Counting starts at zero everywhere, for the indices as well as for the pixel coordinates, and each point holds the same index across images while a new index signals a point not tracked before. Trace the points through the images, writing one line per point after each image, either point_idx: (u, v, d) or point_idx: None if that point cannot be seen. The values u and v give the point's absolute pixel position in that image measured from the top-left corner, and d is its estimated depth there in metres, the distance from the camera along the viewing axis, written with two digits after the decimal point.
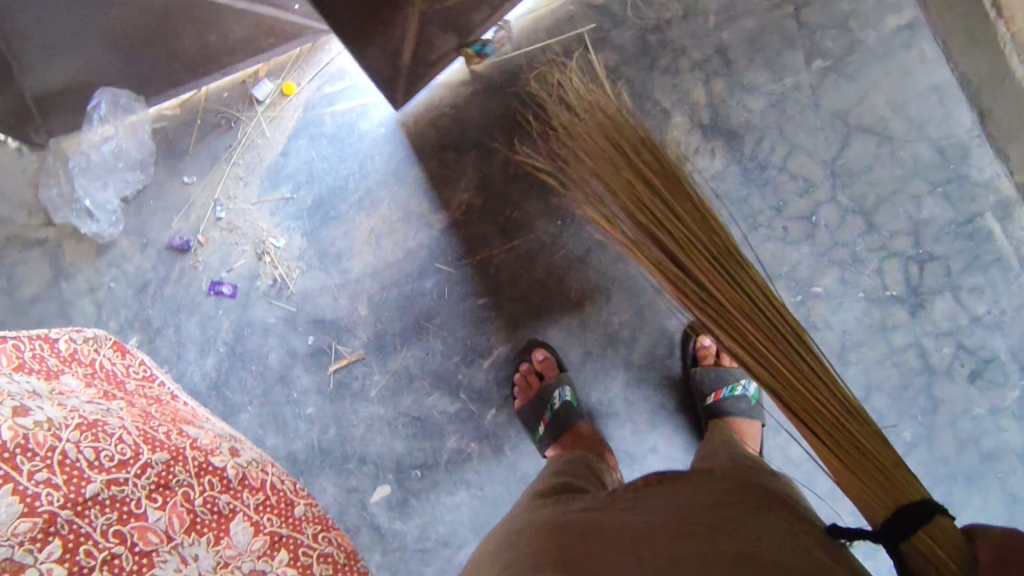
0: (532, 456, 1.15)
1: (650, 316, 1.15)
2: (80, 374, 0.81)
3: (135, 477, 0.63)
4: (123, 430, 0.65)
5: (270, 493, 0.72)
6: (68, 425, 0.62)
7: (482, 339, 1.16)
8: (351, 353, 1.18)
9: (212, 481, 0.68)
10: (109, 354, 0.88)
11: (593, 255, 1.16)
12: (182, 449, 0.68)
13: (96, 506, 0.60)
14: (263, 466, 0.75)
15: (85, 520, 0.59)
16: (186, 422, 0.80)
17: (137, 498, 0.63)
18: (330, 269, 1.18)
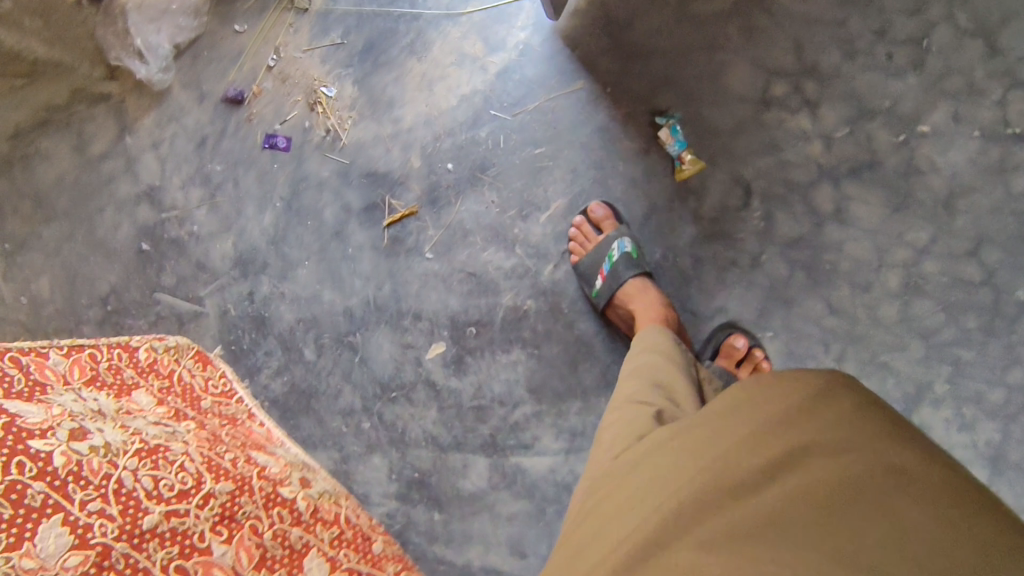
0: (591, 312, 1.11)
1: (725, 161, 1.06)
2: (156, 389, 0.93)
3: (197, 507, 0.69)
4: (186, 457, 0.73)
5: (344, 528, 0.87)
6: (125, 452, 0.68)
7: (540, 191, 1.11)
8: (406, 206, 1.14)
9: (281, 514, 0.77)
10: (189, 364, 1.11)
11: (661, 96, 1.07)
12: (247, 480, 0.76)
13: (154, 539, 0.65)
14: (335, 498, 0.93)
15: (141, 554, 0.64)
16: (259, 447, 0.95)
17: (200, 531, 0.68)
18: (383, 117, 1.15)
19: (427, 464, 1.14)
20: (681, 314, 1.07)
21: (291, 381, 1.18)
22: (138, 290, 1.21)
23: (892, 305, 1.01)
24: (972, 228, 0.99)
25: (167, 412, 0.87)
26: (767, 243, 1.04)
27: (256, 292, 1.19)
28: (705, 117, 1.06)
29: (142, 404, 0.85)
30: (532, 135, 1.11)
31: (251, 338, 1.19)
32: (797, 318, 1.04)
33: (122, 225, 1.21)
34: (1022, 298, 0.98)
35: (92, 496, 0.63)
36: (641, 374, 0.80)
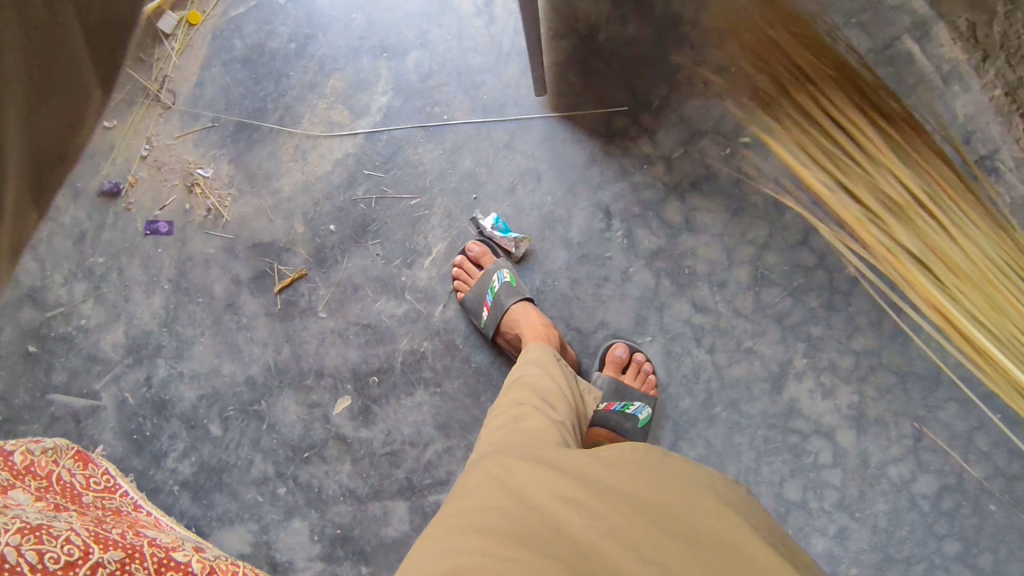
0: (485, 344, 1.17)
1: (583, 191, 1.17)
2: (31, 490, 0.95)
3: None
4: (70, 532, 0.78)
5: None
6: (10, 531, 0.74)
7: (421, 239, 1.18)
8: (295, 271, 1.19)
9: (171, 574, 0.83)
10: (68, 465, 1.07)
11: (519, 139, 1.18)
12: (135, 547, 0.82)
13: None
14: (232, 561, 0.92)
15: None
16: (143, 526, 0.97)
17: None
18: (262, 190, 1.20)
19: (348, 518, 1.16)
20: (567, 332, 1.16)
21: (199, 459, 1.18)
22: (27, 393, 1.20)
23: (746, 297, 1.13)
24: (800, 220, 1.13)
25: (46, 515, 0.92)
26: (632, 257, 1.15)
27: (153, 376, 1.19)
28: (559, 153, 1.18)
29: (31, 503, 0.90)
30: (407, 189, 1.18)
31: (152, 423, 1.19)
32: (669, 320, 1.14)
33: (5, 329, 1.20)
34: (851, 274, 1.11)
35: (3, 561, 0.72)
36: (525, 381, 0.87)
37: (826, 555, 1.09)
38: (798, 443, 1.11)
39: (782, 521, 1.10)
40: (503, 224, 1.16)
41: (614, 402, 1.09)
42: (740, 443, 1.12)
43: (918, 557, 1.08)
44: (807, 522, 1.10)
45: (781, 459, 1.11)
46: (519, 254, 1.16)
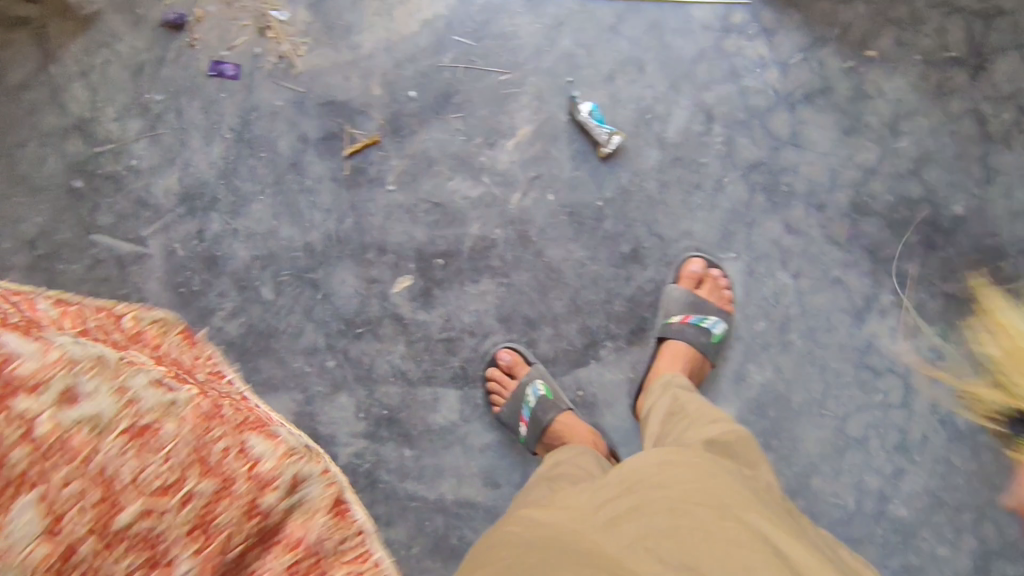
0: (561, 240, 1.10)
1: (687, 88, 1.08)
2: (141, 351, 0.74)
3: (176, 503, 0.49)
4: (176, 428, 0.52)
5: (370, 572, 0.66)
6: (121, 425, 0.49)
7: (506, 119, 1.10)
8: (367, 136, 1.11)
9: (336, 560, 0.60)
10: (179, 339, 0.92)
11: (625, 23, 1.09)
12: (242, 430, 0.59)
13: (121, 540, 0.47)
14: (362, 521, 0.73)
15: (107, 553, 0.46)
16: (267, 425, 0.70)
17: (176, 534, 0.49)
18: (340, 44, 1.11)
19: (396, 400, 1.13)
20: (648, 238, 1.10)
21: (246, 322, 1.13)
22: (69, 230, 1.13)
23: (842, 224, 1.07)
24: (914, 148, 1.06)
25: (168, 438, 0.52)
26: (729, 167, 1.08)
27: (206, 229, 1.13)
28: (666, 44, 1.09)
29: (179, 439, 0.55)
30: (499, 62, 1.10)
31: (201, 278, 1.13)
32: (758, 238, 1.08)
33: (48, 160, 1.12)
34: (957, 214, 1.06)
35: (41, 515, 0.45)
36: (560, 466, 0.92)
37: (880, 496, 1.07)
38: (869, 380, 1.08)
39: (840, 456, 1.08)
40: (598, 114, 1.08)
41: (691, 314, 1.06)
42: (810, 373, 1.08)
43: (973, 507, 1.07)
44: (866, 461, 1.07)
45: (849, 394, 1.08)
46: (607, 150, 1.08)
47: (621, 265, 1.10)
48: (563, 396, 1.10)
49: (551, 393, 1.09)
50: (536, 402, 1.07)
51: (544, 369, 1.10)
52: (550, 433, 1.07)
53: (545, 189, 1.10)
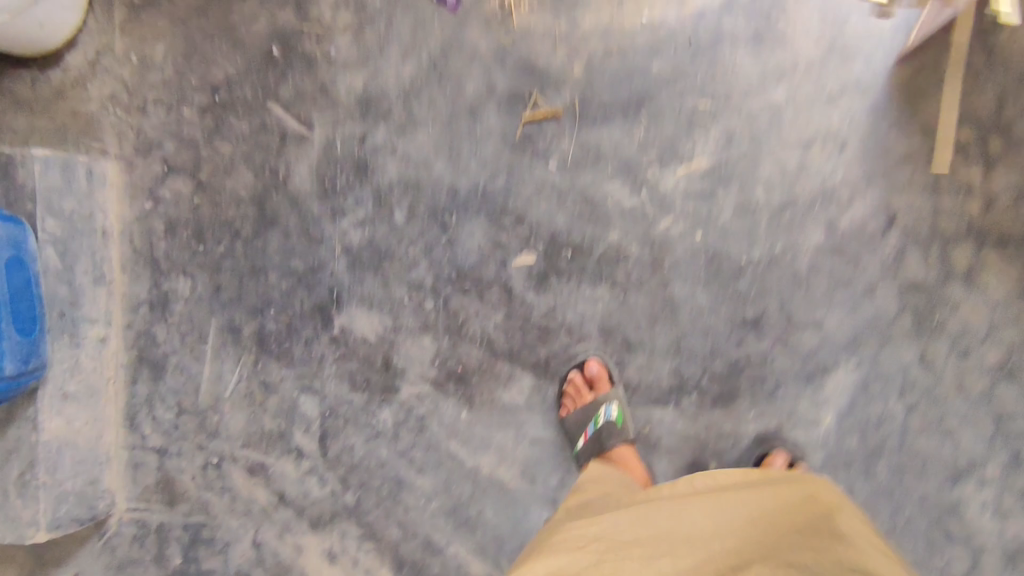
0: (691, 280, 1.07)
1: (881, 184, 1.01)
2: None
3: None
4: None
5: None
6: None
7: (688, 144, 1.06)
8: (549, 108, 1.10)
9: None
10: None
11: (846, 98, 1.01)
12: None
13: None
14: None
15: None
16: None
17: None
18: (562, 13, 1.09)
19: (475, 363, 1.14)
20: (776, 312, 1.06)
21: (369, 235, 1.16)
22: (251, 90, 1.18)
23: (980, 379, 1.02)
24: None
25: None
26: (887, 277, 1.02)
27: (369, 137, 1.15)
28: (880, 138, 1.01)
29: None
30: (705, 90, 1.05)
31: (347, 180, 1.16)
32: (887, 358, 1.03)
33: (260, 21, 1.17)
34: None
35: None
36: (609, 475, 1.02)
37: None
38: (934, 538, 1.04)
39: None
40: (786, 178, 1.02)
41: None
42: (880, 506, 1.04)
43: None
44: None
45: (910, 542, 1.04)
46: None
47: (739, 328, 1.07)
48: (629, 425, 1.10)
49: (620, 422, 1.09)
50: (603, 424, 1.07)
51: (623, 394, 1.09)
52: (601, 458, 1.07)
53: (698, 226, 1.06)
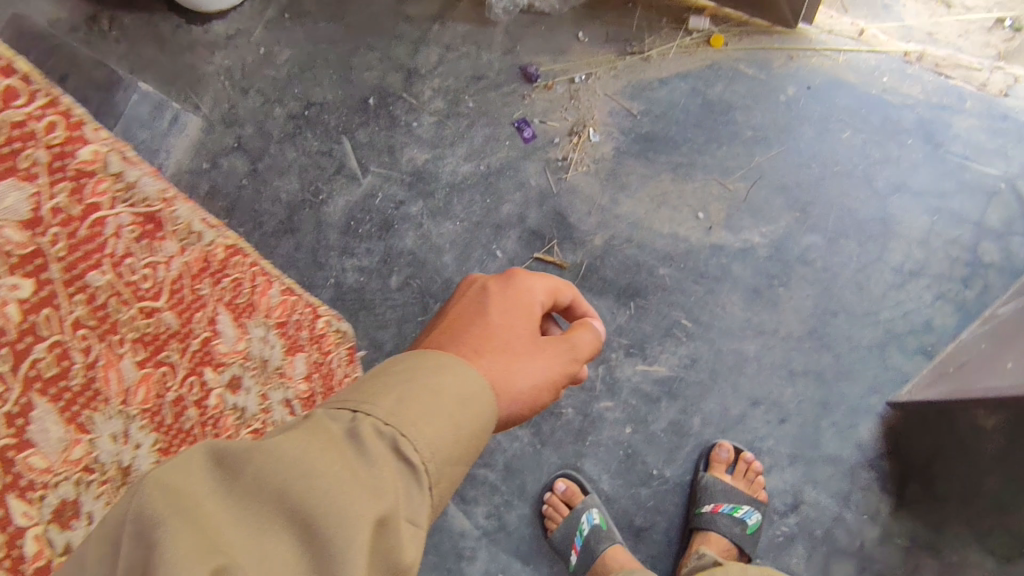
0: (603, 465, 1.11)
1: (800, 468, 1.08)
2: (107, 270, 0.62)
3: (188, 349, 0.69)
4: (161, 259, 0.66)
5: (236, 290, 0.75)
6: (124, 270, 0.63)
7: (657, 348, 1.14)
8: (559, 258, 1.19)
9: (195, 382, 0.69)
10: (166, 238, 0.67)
11: (803, 380, 1.10)
12: (192, 335, 0.69)
13: (212, 363, 0.71)
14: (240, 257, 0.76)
15: (208, 360, 0.71)
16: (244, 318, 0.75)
17: (199, 354, 0.70)
18: (609, 190, 1.21)
19: None
20: (662, 531, 1.10)
21: (362, 282, 1.25)
22: (334, 120, 1.31)
23: None
24: None
25: (306, 398, 0.81)
26: (769, 553, 1.07)
27: (405, 205, 1.26)
28: (819, 428, 1.08)
29: (41, 429, 0.57)
30: (692, 314, 1.14)
31: (369, 229, 1.27)
32: None
33: (371, 71, 1.32)
34: None
35: (42, 358, 0.57)
36: None
37: None
38: None
39: None
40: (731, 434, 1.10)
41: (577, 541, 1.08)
42: None
43: None
44: None
45: None
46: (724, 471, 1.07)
47: (622, 530, 1.10)
48: (615, 529, 1.10)
49: (604, 524, 1.08)
50: (589, 533, 1.07)
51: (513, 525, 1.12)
52: (598, 567, 1.07)
53: (630, 421, 1.12)
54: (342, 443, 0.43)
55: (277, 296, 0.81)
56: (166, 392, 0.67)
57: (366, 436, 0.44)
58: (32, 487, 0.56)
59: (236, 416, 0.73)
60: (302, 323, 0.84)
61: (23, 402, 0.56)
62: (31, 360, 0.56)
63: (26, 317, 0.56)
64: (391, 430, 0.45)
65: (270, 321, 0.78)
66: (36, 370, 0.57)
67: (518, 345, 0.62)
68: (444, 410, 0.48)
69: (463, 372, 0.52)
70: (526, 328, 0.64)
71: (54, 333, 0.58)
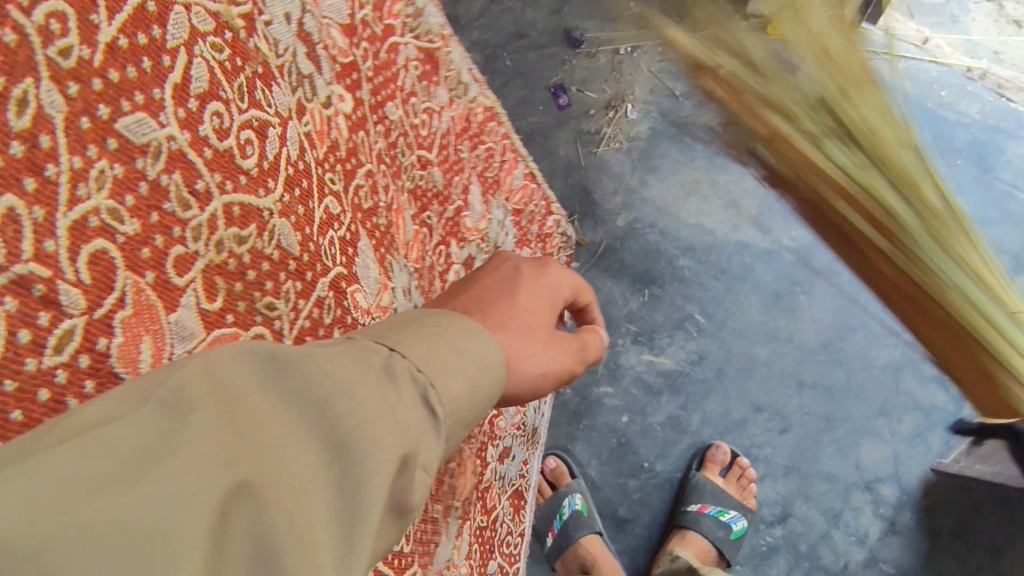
0: (595, 450, 1.09)
1: (794, 480, 1.06)
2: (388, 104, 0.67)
3: (442, 203, 0.75)
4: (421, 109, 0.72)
5: (480, 157, 0.82)
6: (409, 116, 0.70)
7: (666, 339, 1.10)
8: (577, 234, 1.15)
9: (449, 235, 0.77)
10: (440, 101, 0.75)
11: (811, 393, 1.07)
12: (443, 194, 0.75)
13: (447, 212, 0.76)
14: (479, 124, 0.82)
15: (444, 203, 0.76)
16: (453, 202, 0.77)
17: (446, 203, 0.76)
18: (639, 171, 1.16)
19: None
20: (644, 524, 1.07)
21: None
22: None
23: None
24: None
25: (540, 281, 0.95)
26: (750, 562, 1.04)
27: None
28: (819, 444, 1.06)
29: (363, 264, 0.60)
30: (710, 309, 1.10)
31: None
32: None
33: None
34: None
35: (342, 180, 0.58)
36: None
37: None
38: None
39: None
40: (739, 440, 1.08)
41: (555, 523, 1.06)
42: None
43: None
44: None
45: None
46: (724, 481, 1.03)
47: (604, 519, 1.07)
48: (597, 517, 1.06)
49: (586, 512, 1.05)
50: (567, 517, 1.05)
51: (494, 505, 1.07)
52: (571, 553, 1.02)
53: (629, 409, 1.09)
54: (381, 378, 0.38)
55: (521, 180, 0.90)
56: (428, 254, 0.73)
57: (403, 378, 0.39)
58: (317, 326, 0.54)
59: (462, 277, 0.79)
60: (537, 215, 0.94)
61: (353, 228, 0.59)
62: (355, 184, 0.60)
63: (351, 134, 0.60)
64: (425, 379, 0.40)
65: (508, 204, 0.87)
66: (328, 210, 0.55)
67: (532, 324, 0.55)
68: (474, 375, 0.42)
69: (489, 345, 0.44)
70: (548, 317, 0.57)
71: (369, 162, 0.63)
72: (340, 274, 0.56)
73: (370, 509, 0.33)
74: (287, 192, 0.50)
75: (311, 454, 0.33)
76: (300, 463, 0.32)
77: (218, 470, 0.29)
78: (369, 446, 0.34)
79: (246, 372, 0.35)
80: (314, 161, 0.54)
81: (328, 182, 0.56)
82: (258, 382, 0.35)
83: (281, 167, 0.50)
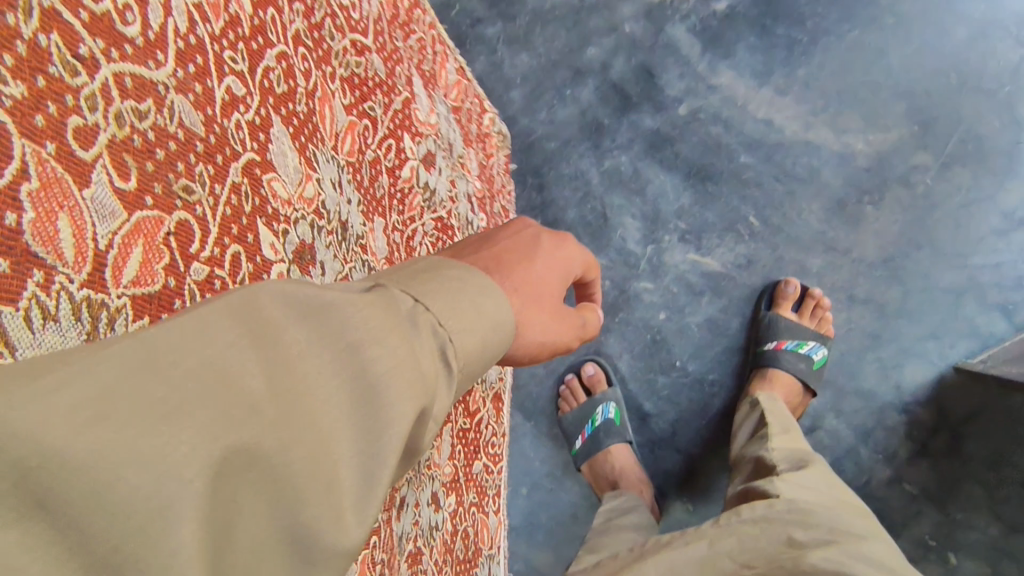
0: (626, 345, 1.08)
1: (827, 394, 1.04)
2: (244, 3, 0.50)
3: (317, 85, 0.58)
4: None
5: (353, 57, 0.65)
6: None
7: (715, 240, 1.05)
8: (634, 120, 1.08)
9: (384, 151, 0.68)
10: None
11: (860, 310, 1.03)
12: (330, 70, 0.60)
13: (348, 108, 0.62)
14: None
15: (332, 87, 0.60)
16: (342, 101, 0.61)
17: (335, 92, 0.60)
18: (709, 55, 1.07)
19: None
20: (667, 421, 1.07)
21: None
22: None
23: None
24: None
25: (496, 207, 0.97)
26: None
27: (481, 24, 1.12)
28: (859, 361, 1.03)
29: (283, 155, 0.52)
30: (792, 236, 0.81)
31: None
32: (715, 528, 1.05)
33: None
34: None
35: (273, 68, 0.52)
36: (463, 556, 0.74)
37: None
38: None
39: None
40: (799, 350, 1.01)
41: (585, 429, 1.06)
42: None
43: None
44: None
45: None
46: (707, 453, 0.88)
47: (630, 412, 1.09)
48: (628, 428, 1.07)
49: (619, 420, 1.05)
50: (600, 425, 1.04)
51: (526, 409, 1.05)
52: (600, 458, 1.04)
53: (665, 307, 1.06)
54: (407, 327, 0.35)
55: (455, 77, 0.95)
56: (366, 149, 0.64)
57: (424, 328, 0.36)
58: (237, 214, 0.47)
59: (425, 198, 0.75)
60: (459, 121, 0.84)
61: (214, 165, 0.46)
62: (263, 66, 0.51)
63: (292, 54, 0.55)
64: (446, 335, 0.38)
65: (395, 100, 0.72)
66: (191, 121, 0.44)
67: (549, 298, 0.56)
68: (486, 336, 0.41)
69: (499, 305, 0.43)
70: (557, 290, 0.58)
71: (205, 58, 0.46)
72: (250, 159, 0.49)
73: (383, 455, 0.31)
74: (181, 67, 0.44)
75: (337, 395, 0.30)
76: (329, 407, 0.30)
77: (247, 416, 0.27)
78: (393, 401, 0.32)
79: (291, 300, 0.31)
80: (207, 35, 0.46)
81: (225, 58, 0.47)
82: (304, 313, 0.31)
83: (172, 40, 0.44)
